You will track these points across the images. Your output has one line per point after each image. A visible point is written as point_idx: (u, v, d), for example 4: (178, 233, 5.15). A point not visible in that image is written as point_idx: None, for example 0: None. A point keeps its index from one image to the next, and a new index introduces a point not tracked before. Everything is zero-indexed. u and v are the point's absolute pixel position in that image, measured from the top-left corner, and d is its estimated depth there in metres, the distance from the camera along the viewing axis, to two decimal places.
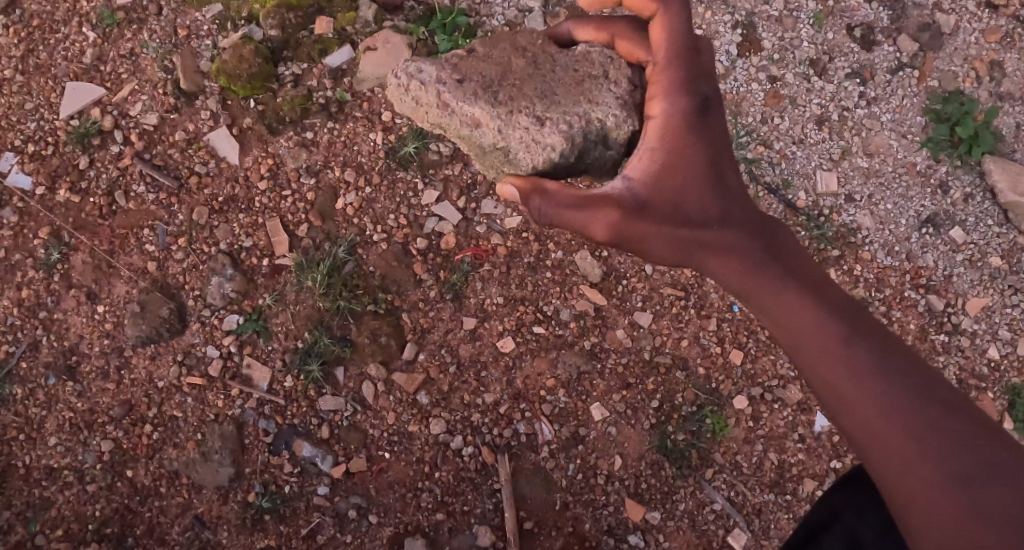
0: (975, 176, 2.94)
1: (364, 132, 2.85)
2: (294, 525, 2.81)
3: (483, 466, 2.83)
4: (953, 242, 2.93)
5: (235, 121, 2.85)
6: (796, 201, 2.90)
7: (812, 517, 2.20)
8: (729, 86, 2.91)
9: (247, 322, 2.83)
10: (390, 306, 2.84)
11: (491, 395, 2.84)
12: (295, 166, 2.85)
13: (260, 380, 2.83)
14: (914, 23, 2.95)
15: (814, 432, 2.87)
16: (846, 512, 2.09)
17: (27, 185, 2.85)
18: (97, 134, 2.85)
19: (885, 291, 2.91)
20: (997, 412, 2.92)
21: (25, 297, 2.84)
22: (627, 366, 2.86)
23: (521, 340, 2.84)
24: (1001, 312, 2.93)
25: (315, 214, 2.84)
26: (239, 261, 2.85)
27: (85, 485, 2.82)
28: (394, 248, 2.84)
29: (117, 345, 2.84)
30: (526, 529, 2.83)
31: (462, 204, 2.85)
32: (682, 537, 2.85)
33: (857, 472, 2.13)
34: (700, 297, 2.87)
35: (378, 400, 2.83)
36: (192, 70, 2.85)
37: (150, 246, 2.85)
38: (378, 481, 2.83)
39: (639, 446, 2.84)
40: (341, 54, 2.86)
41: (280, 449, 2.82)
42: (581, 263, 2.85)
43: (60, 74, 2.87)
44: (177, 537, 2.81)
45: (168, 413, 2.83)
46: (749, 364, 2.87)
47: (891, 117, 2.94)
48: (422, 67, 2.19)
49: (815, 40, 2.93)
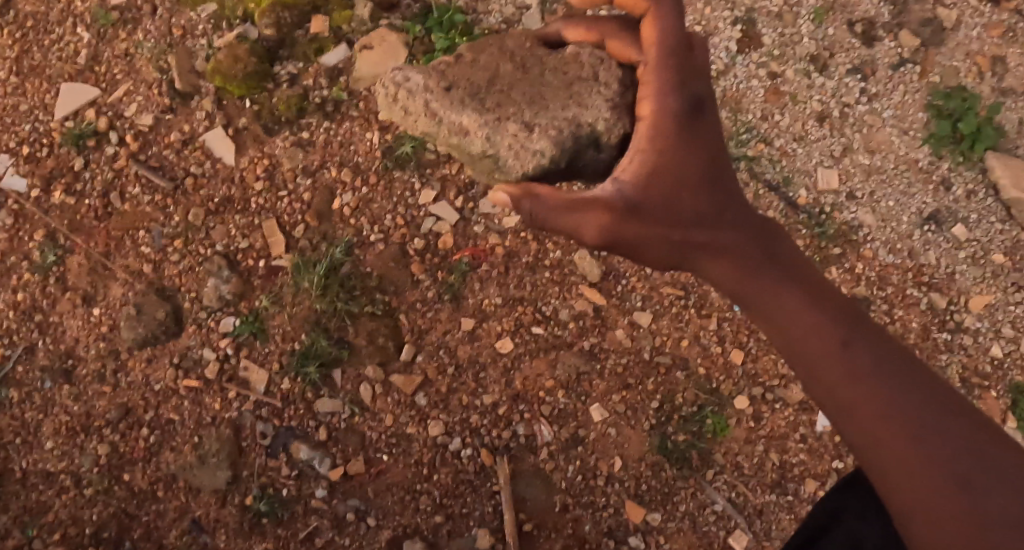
0: (978, 173, 2.90)
1: (361, 132, 2.83)
2: (293, 528, 2.79)
3: (482, 468, 2.81)
4: (956, 239, 2.90)
5: (231, 121, 2.84)
6: (796, 198, 2.88)
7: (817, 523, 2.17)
8: (730, 82, 2.88)
9: (245, 323, 2.81)
10: (389, 306, 2.82)
11: (490, 396, 2.82)
12: (291, 166, 2.84)
13: (258, 382, 2.81)
14: (916, 18, 2.93)
15: (816, 432, 2.84)
16: (849, 514, 2.06)
17: (22, 187, 2.84)
18: (92, 135, 2.83)
19: (887, 289, 2.87)
20: (1000, 411, 2.88)
21: (20, 300, 2.82)
22: (626, 366, 2.83)
23: (520, 339, 2.83)
24: (1004, 310, 2.89)
25: (312, 214, 2.83)
26: (236, 262, 2.83)
27: (83, 489, 2.80)
28: (391, 249, 2.83)
29: (113, 347, 2.82)
30: (526, 531, 2.81)
31: (460, 203, 2.84)
32: (683, 538, 2.82)
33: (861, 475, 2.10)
34: (701, 296, 2.84)
35: (376, 402, 2.81)
36: (188, 70, 2.84)
37: (146, 248, 2.83)
38: (377, 483, 2.81)
39: (640, 447, 2.82)
40: (337, 53, 2.85)
41: (278, 452, 2.81)
42: (580, 263, 2.83)
43: (55, 75, 2.86)
44: (175, 541, 2.79)
45: (165, 416, 2.81)
46: (750, 363, 2.85)
47: (892, 114, 2.91)
48: (409, 75, 2.19)
49: (816, 35, 2.91)
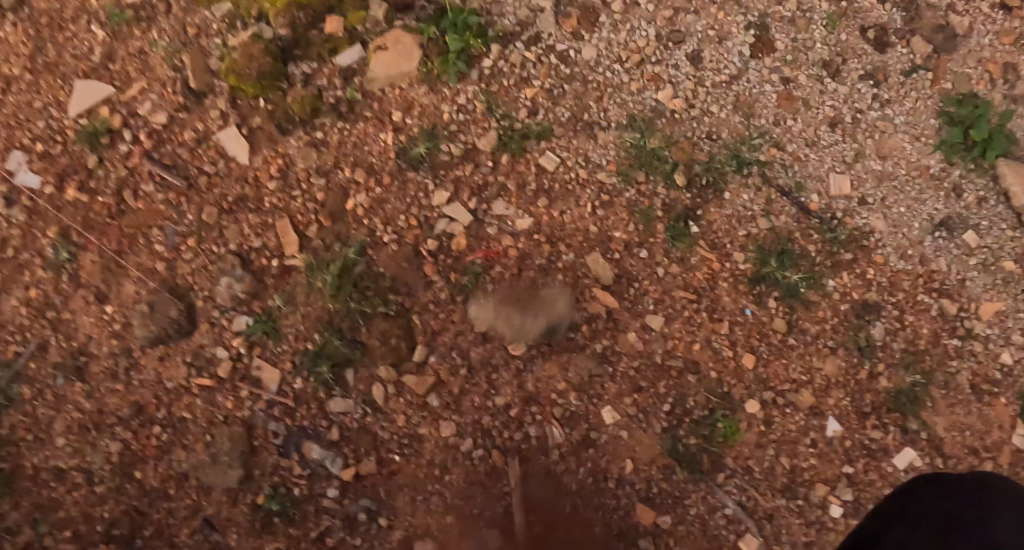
0: (988, 180, 2.92)
1: (375, 132, 2.85)
2: (304, 528, 2.79)
3: (493, 469, 2.82)
4: (966, 246, 2.91)
5: (245, 120, 2.85)
6: (808, 203, 2.89)
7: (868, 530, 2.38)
8: (743, 87, 2.90)
9: (258, 322, 2.81)
10: (401, 307, 2.83)
11: (502, 398, 2.82)
12: (305, 166, 2.85)
13: (270, 381, 2.82)
14: (928, 24, 2.94)
15: (826, 437, 2.85)
16: (906, 521, 2.28)
17: (36, 184, 2.83)
18: (106, 133, 2.83)
19: (897, 295, 2.88)
20: (1009, 418, 2.88)
21: (33, 297, 2.81)
22: (639, 369, 2.84)
23: (532, 342, 2.83)
24: (1015, 317, 2.90)
25: (326, 214, 2.84)
26: (249, 261, 2.84)
27: (94, 486, 2.80)
28: (404, 249, 2.84)
29: (126, 345, 2.82)
30: (537, 533, 2.81)
31: (473, 204, 2.85)
32: (694, 542, 2.82)
33: (919, 497, 2.34)
34: (713, 300, 2.86)
35: (388, 403, 2.82)
36: (203, 69, 2.84)
37: (159, 246, 2.83)
38: (389, 483, 2.81)
39: (651, 450, 2.83)
40: (352, 53, 2.86)
41: (290, 451, 2.81)
42: (594, 267, 2.85)
43: (69, 72, 2.84)
44: (186, 539, 2.79)
45: (177, 414, 2.81)
46: (761, 368, 2.85)
47: (904, 120, 2.92)
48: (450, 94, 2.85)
49: (829, 40, 2.92)
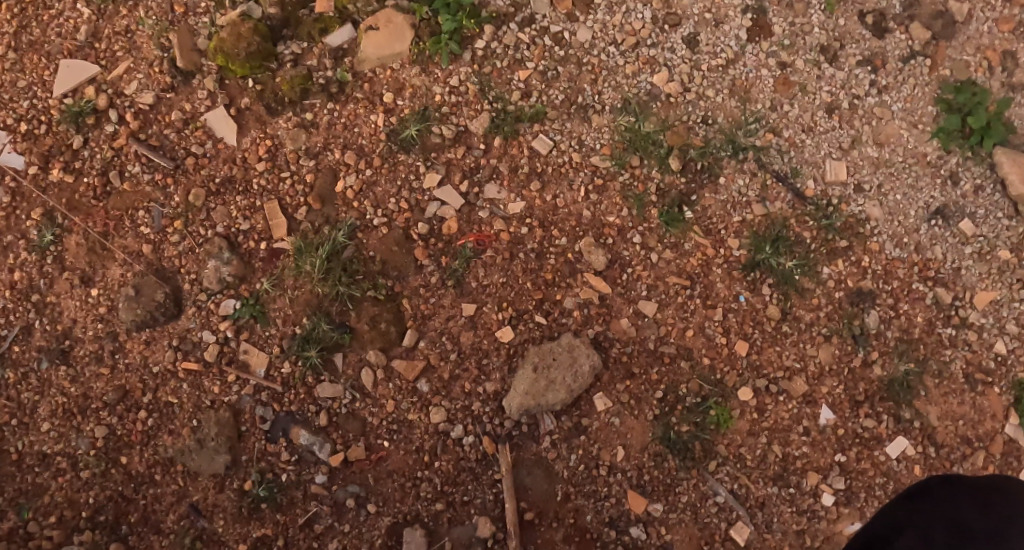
0: (986, 168, 2.88)
1: (365, 114, 2.81)
2: (292, 514, 2.76)
3: (483, 456, 2.79)
4: (962, 234, 2.88)
5: (233, 101, 2.80)
6: (804, 190, 2.85)
7: (878, 533, 2.49)
8: (739, 71, 2.86)
9: (245, 306, 2.78)
10: (391, 291, 2.79)
11: (492, 384, 2.79)
12: (294, 148, 2.80)
13: (257, 366, 2.78)
14: (927, 10, 2.90)
15: (819, 425, 2.83)
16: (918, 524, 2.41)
17: (19, 164, 2.79)
18: (92, 113, 2.79)
19: (893, 283, 2.86)
20: (1002, 408, 2.85)
21: (17, 280, 2.77)
22: (631, 355, 2.81)
23: (523, 327, 2.80)
24: (1009, 306, 2.87)
25: (314, 197, 2.79)
26: (237, 244, 2.79)
27: (79, 472, 2.76)
28: (395, 233, 2.80)
29: (111, 329, 2.78)
30: (527, 520, 2.78)
31: (464, 188, 2.81)
32: (684, 530, 2.80)
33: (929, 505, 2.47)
34: (706, 286, 2.83)
35: (377, 388, 2.79)
36: (190, 48, 2.79)
37: (145, 228, 2.78)
38: (377, 470, 2.78)
39: (642, 437, 2.80)
40: (342, 33, 2.81)
41: (278, 437, 2.78)
42: (586, 252, 2.81)
43: (54, 51, 2.80)
44: (171, 525, 2.75)
45: (163, 399, 2.77)
46: (754, 355, 2.83)
47: (901, 107, 2.88)
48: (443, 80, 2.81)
49: (826, 25, 2.88)
